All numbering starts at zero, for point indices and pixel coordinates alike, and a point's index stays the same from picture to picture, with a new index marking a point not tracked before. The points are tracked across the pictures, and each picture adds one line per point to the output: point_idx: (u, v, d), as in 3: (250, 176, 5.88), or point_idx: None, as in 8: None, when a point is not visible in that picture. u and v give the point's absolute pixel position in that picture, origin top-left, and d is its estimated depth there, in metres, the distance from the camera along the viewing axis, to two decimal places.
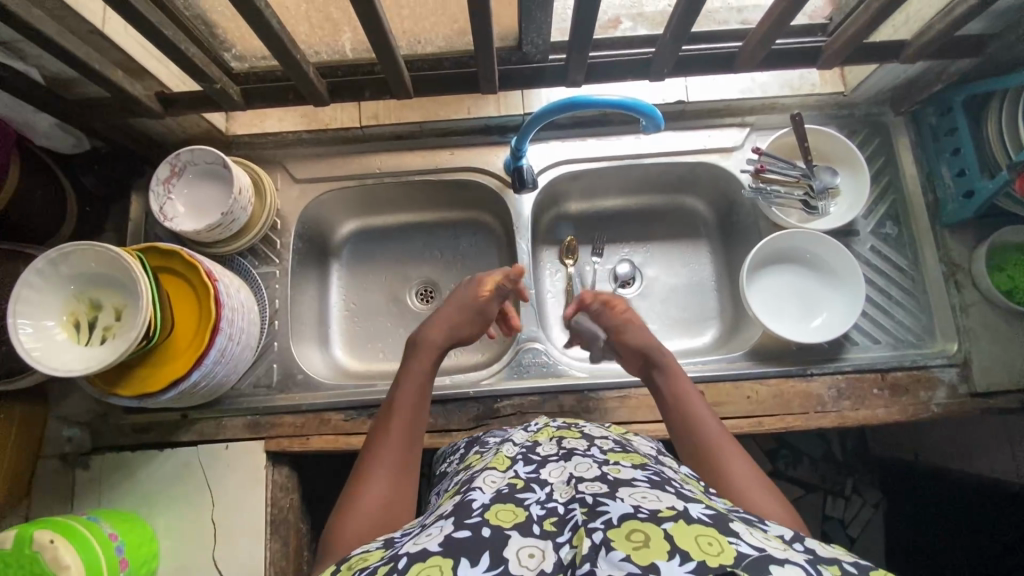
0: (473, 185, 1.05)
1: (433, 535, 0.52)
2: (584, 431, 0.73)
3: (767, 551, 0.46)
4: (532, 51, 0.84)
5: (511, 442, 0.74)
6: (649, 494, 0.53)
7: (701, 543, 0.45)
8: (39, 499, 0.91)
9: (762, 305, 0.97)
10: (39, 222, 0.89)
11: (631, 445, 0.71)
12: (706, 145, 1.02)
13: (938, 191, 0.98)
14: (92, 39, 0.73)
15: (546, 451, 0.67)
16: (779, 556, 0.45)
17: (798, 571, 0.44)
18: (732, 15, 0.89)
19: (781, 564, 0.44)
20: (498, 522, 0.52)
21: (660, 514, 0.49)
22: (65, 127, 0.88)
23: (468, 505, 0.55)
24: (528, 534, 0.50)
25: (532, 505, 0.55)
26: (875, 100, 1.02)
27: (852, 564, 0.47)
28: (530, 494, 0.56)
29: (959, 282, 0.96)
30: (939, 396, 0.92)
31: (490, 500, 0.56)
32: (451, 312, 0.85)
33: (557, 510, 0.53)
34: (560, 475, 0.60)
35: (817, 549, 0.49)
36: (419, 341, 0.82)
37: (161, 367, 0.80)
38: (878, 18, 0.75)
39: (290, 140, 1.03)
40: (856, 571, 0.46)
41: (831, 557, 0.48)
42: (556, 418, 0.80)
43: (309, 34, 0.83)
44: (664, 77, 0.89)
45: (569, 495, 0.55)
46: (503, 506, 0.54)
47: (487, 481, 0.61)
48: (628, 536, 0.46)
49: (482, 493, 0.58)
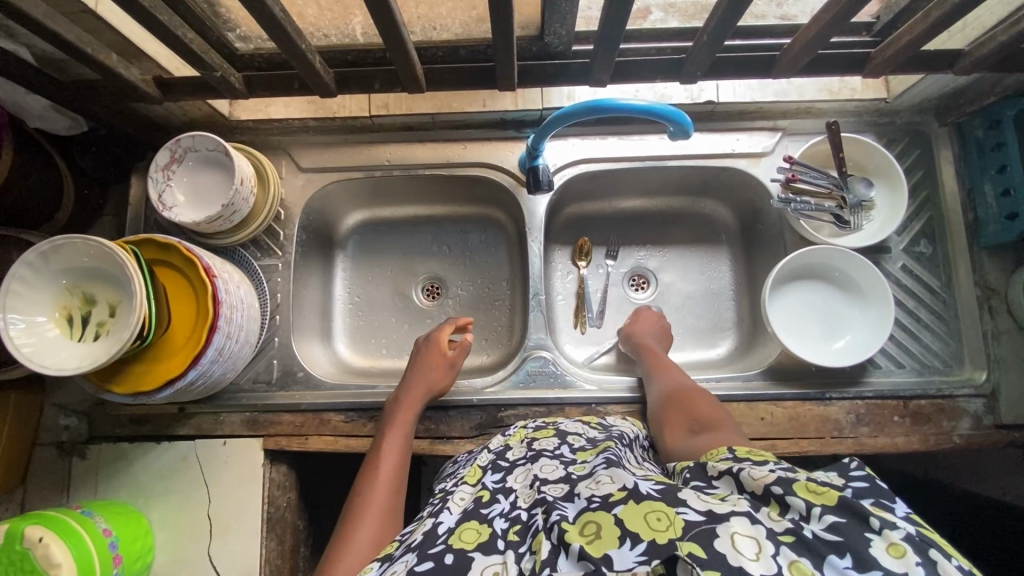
0: (486, 181, 1.01)
1: (397, 572, 0.49)
2: (559, 428, 0.71)
3: (714, 512, 0.45)
4: (555, 43, 0.78)
5: (486, 449, 0.71)
6: (604, 478, 0.53)
7: (650, 520, 0.46)
8: (32, 487, 0.90)
9: (781, 323, 0.93)
10: (34, 208, 0.85)
11: (603, 434, 0.69)
12: (734, 150, 0.96)
13: (979, 210, 0.92)
14: (83, 19, 0.68)
15: (516, 455, 0.65)
16: (723, 512, 0.45)
17: (744, 520, 0.44)
18: (771, 9, 0.83)
19: (727, 521, 0.44)
20: (461, 545, 0.51)
21: (611, 500, 0.49)
22: (61, 109, 0.84)
23: (433, 533, 0.53)
24: (491, 552, 0.50)
25: (496, 519, 0.53)
26: (918, 108, 0.95)
27: (777, 483, 0.48)
28: (494, 507, 0.55)
29: (993, 308, 0.91)
30: (963, 427, 0.88)
31: (456, 522, 0.54)
32: (416, 370, 0.89)
33: (520, 518, 0.53)
34: (524, 480, 0.58)
35: (749, 482, 0.49)
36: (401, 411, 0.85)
37: (157, 363, 0.77)
38: (935, 27, 0.69)
39: (296, 127, 0.99)
40: (783, 490, 0.47)
41: (761, 488, 0.48)
42: (534, 419, 0.77)
43: (319, 16, 0.79)
44: (697, 80, 0.83)
45: (531, 499, 0.54)
46: (467, 526, 0.53)
47: (455, 499, 0.59)
48: (581, 529, 0.47)
49: (449, 515, 0.56)
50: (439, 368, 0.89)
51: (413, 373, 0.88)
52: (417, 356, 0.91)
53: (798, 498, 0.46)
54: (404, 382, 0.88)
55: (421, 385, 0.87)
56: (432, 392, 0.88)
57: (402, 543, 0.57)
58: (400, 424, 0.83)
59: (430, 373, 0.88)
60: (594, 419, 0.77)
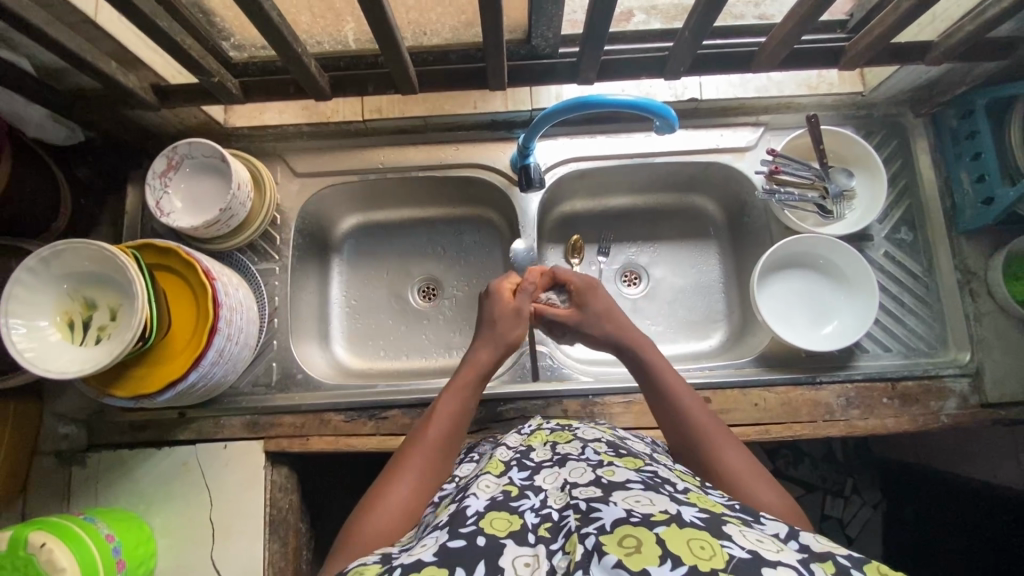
0: (479, 182, 1.03)
1: (428, 545, 0.51)
2: (577, 433, 0.69)
3: (760, 553, 0.44)
4: (542, 44, 0.81)
5: (504, 445, 0.70)
6: (643, 496, 0.51)
7: (693, 546, 0.44)
8: (33, 496, 0.89)
9: (772, 311, 0.96)
10: (32, 216, 0.86)
11: (623, 445, 0.67)
12: (719, 145, 0.99)
13: (956, 196, 0.96)
14: (83, 28, 0.70)
15: (541, 456, 0.65)
16: (771, 558, 0.44)
17: (790, 573, 0.42)
18: (749, 10, 0.86)
19: (774, 567, 0.43)
20: (493, 531, 0.51)
21: (653, 518, 0.48)
22: (58, 118, 0.86)
23: (462, 513, 0.54)
24: (523, 543, 0.50)
25: (527, 512, 0.54)
26: (894, 100, 0.99)
27: (846, 556, 0.46)
28: (524, 501, 0.55)
29: (973, 291, 0.94)
30: (949, 406, 0.90)
31: (485, 507, 0.55)
32: (489, 324, 0.82)
33: (551, 517, 0.53)
34: (554, 482, 0.58)
35: (811, 544, 0.48)
36: (465, 361, 0.79)
37: (157, 367, 0.78)
38: (904, 20, 0.73)
39: (291, 133, 1.01)
40: (850, 564, 0.45)
41: (825, 551, 0.47)
42: (549, 421, 0.77)
43: (312, 23, 0.81)
44: (680, 76, 0.86)
45: (563, 502, 0.54)
46: (497, 514, 0.53)
47: (481, 485, 0.59)
48: (620, 541, 0.45)
49: (476, 499, 0.56)
50: (514, 320, 0.82)
51: (486, 327, 0.82)
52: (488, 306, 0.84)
53: (862, 572, 0.44)
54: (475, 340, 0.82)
55: (493, 340, 0.80)
56: (507, 350, 0.81)
57: (415, 534, 0.58)
58: (459, 379, 0.76)
59: (503, 325, 0.81)
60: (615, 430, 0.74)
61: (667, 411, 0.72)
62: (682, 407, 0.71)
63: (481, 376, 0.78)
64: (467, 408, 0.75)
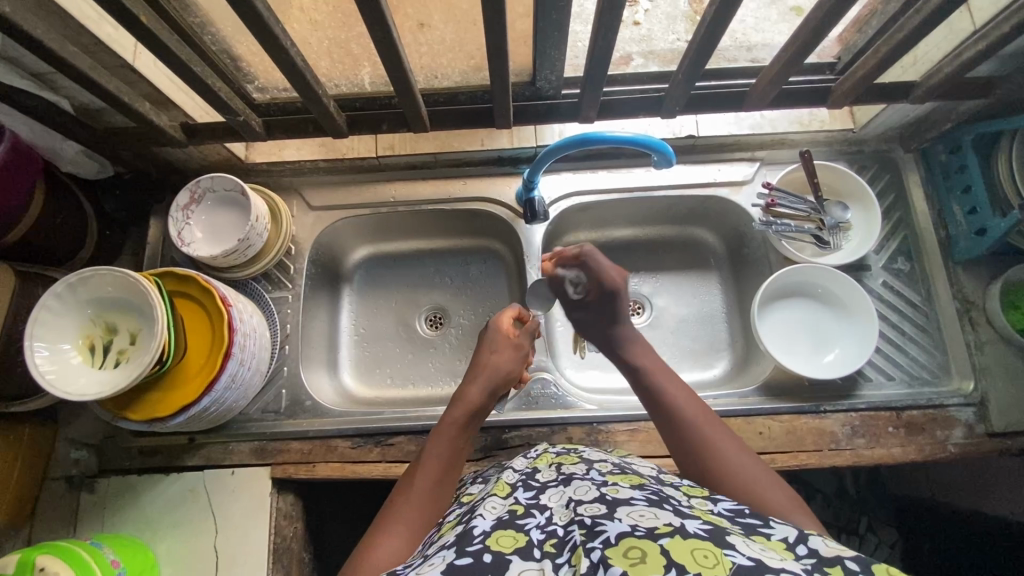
0: (484, 214, 1.07)
1: (435, 564, 0.51)
2: (584, 455, 0.70)
3: (765, 561, 0.45)
4: (546, 86, 0.86)
5: (511, 468, 0.71)
6: (647, 511, 0.52)
7: (697, 556, 0.45)
8: (41, 524, 0.90)
9: (773, 341, 0.97)
10: (60, 247, 0.91)
11: (631, 466, 0.68)
12: (715, 179, 1.03)
13: (950, 228, 0.98)
14: (122, 71, 0.77)
15: (546, 476, 0.65)
16: (775, 565, 0.44)
17: None
18: (741, 54, 0.91)
19: (777, 573, 0.43)
20: (499, 547, 0.52)
21: (657, 531, 0.48)
22: (91, 154, 0.92)
23: (469, 533, 0.54)
24: (528, 558, 0.51)
25: (532, 530, 0.54)
26: (884, 136, 1.04)
27: (853, 560, 0.45)
28: (530, 519, 0.56)
29: (974, 319, 0.95)
30: (956, 436, 0.90)
31: (491, 526, 0.55)
32: (488, 355, 0.84)
33: (557, 532, 0.54)
34: (559, 500, 0.58)
35: (819, 549, 0.48)
36: (455, 397, 0.80)
37: (170, 392, 0.80)
38: (885, 63, 0.78)
39: (307, 169, 1.06)
40: (857, 568, 0.44)
41: (833, 554, 0.47)
42: (556, 445, 0.78)
43: (331, 68, 0.86)
44: (676, 114, 0.91)
45: (568, 517, 0.55)
46: (504, 532, 0.54)
47: (488, 507, 0.59)
48: (625, 553, 0.46)
49: (483, 520, 0.57)
50: (511, 352, 0.86)
51: (482, 361, 0.84)
52: (489, 334, 0.87)
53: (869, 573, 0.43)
54: (474, 371, 0.83)
55: (487, 372, 0.82)
56: (504, 380, 0.83)
57: (420, 551, 0.59)
58: (452, 414, 0.77)
59: (501, 357, 0.84)
60: (625, 452, 0.75)
61: (668, 425, 0.73)
62: (681, 419, 0.71)
63: (477, 412, 0.79)
64: (462, 450, 0.75)
